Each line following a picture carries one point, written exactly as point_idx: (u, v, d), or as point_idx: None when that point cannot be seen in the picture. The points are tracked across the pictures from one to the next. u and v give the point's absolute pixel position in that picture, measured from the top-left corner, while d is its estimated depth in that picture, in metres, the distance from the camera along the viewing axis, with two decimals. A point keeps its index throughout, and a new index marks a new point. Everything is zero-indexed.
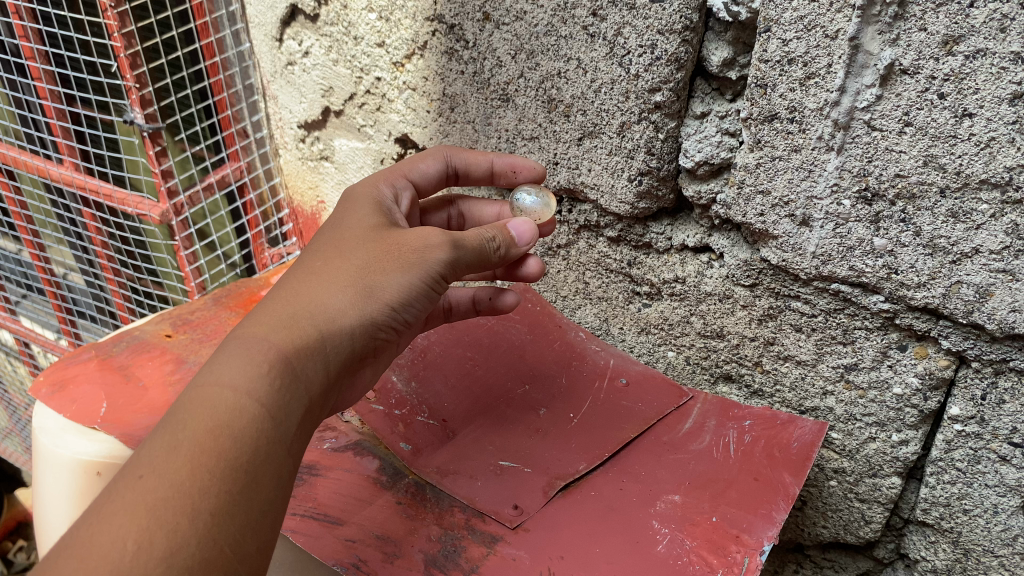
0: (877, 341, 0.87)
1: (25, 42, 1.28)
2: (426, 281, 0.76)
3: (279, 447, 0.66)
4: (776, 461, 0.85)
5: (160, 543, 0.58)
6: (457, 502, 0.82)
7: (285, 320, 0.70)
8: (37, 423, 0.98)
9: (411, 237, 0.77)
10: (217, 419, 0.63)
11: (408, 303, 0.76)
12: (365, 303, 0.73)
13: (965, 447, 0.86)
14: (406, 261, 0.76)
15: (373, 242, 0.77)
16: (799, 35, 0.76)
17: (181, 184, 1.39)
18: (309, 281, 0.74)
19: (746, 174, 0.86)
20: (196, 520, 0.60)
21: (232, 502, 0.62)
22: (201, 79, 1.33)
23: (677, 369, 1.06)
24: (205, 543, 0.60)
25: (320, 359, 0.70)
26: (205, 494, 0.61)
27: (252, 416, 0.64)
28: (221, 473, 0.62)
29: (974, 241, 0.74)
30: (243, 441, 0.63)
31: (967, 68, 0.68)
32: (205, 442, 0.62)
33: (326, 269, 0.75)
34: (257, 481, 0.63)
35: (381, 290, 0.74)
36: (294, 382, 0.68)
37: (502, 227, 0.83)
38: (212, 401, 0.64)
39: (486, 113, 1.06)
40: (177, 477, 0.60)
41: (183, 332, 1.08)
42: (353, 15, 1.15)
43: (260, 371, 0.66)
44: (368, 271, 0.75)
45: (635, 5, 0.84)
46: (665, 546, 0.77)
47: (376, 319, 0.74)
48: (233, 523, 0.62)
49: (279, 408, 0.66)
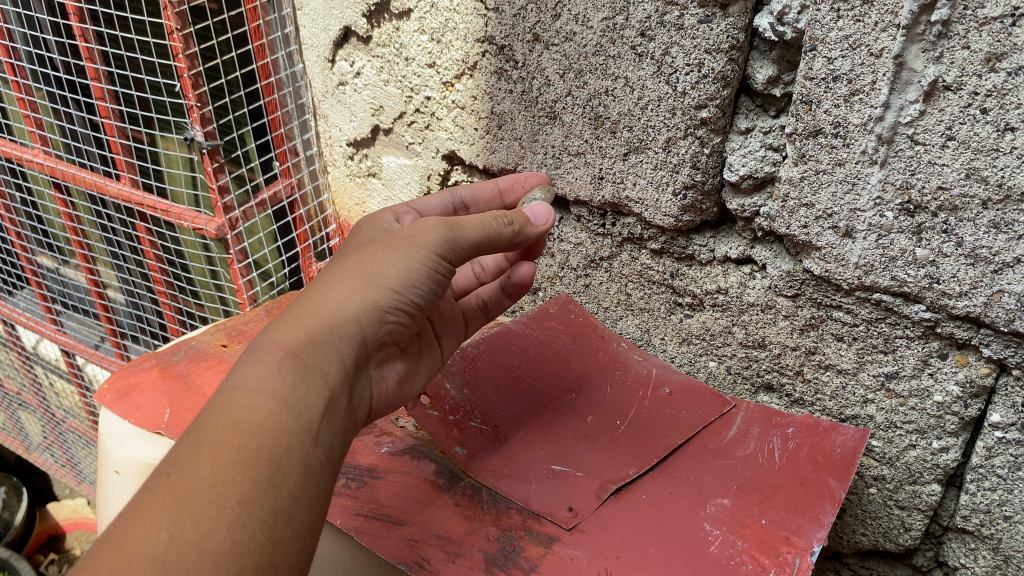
0: (918, 350, 0.89)
1: (90, 64, 1.33)
2: (425, 263, 0.77)
3: (301, 434, 0.65)
4: (821, 466, 0.87)
5: (191, 530, 0.57)
6: (514, 504, 0.85)
7: (292, 322, 0.71)
8: (104, 429, 1.03)
9: (404, 229, 0.79)
10: (235, 415, 0.63)
11: (411, 283, 0.76)
12: (367, 290, 0.74)
13: (1006, 454, 0.88)
14: (401, 247, 0.77)
15: (365, 244, 0.79)
16: (845, 53, 0.79)
17: (237, 200, 1.42)
18: (312, 290, 0.75)
19: (791, 187, 0.90)
20: (225, 507, 0.59)
21: (260, 487, 0.61)
22: (257, 98, 1.39)
23: (719, 379, 1.09)
24: (236, 528, 0.59)
25: (331, 350, 0.71)
26: (231, 483, 0.60)
27: (269, 409, 0.65)
28: (247, 461, 0.61)
29: (1016, 251, 0.77)
30: (264, 431, 0.63)
31: (1010, 84, 0.71)
32: (226, 437, 0.62)
33: (327, 275, 0.76)
34: (283, 467, 0.63)
35: (376, 274, 0.75)
36: (307, 375, 0.68)
37: (516, 212, 0.85)
38: (230, 402, 0.65)
39: (533, 130, 1.10)
40: (202, 471, 0.60)
41: (239, 341, 1.14)
42: (404, 37, 1.20)
43: (271, 368, 0.67)
44: (361, 266, 0.76)
45: (683, 25, 0.87)
46: (718, 546, 0.79)
47: (378, 303, 0.74)
48: (264, 508, 0.61)
49: (295, 398, 0.66)
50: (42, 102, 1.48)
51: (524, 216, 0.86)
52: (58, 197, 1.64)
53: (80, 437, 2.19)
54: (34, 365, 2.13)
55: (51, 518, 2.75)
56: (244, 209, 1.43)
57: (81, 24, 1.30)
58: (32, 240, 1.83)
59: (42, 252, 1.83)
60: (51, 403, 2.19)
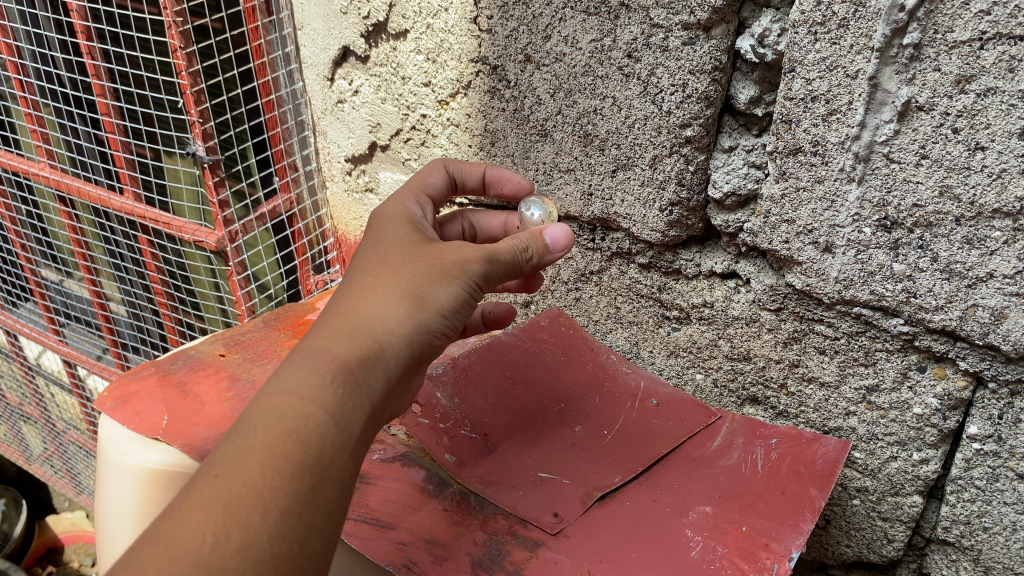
0: (897, 363, 0.92)
1: (96, 80, 1.37)
2: (468, 289, 0.79)
3: (345, 450, 0.67)
4: (803, 476, 0.89)
5: (234, 537, 0.61)
6: (501, 510, 0.88)
7: (345, 331, 0.71)
8: (103, 435, 1.06)
9: (451, 249, 0.80)
10: (285, 423, 0.65)
11: (454, 310, 0.77)
12: (418, 310, 0.75)
13: (984, 466, 0.90)
14: (449, 273, 0.78)
15: (411, 256, 0.79)
16: (822, 75, 0.82)
17: (237, 213, 1.46)
18: (364, 296, 0.75)
19: (773, 204, 0.92)
20: (267, 517, 0.62)
21: (301, 501, 0.63)
22: (257, 115, 1.42)
23: (705, 392, 1.11)
24: (275, 539, 0.62)
25: (381, 367, 0.72)
26: (276, 493, 0.63)
27: (318, 421, 0.66)
28: (292, 473, 0.63)
29: (988, 266, 0.79)
30: (311, 444, 0.65)
31: (979, 105, 0.74)
32: (274, 444, 0.64)
33: (378, 280, 0.76)
34: (324, 481, 0.65)
35: (428, 296, 0.76)
36: (357, 389, 0.69)
37: (534, 236, 0.84)
38: (280, 407, 0.66)
39: (525, 147, 1.13)
40: (250, 477, 0.62)
41: (236, 351, 1.17)
42: (401, 57, 1.23)
43: (324, 378, 0.68)
44: (414, 283, 0.76)
45: (668, 47, 0.91)
46: (698, 551, 0.81)
47: (426, 325, 0.75)
48: (302, 522, 0.63)
49: (342, 413, 0.67)
50: (48, 117, 1.52)
51: (544, 239, 0.84)
52: (63, 210, 1.68)
53: (80, 448, 2.21)
54: (36, 377, 2.17)
55: (51, 531, 2.78)
56: (244, 222, 1.47)
57: (88, 42, 1.34)
58: (37, 252, 1.86)
59: (46, 264, 1.86)
60: (52, 414, 2.22)
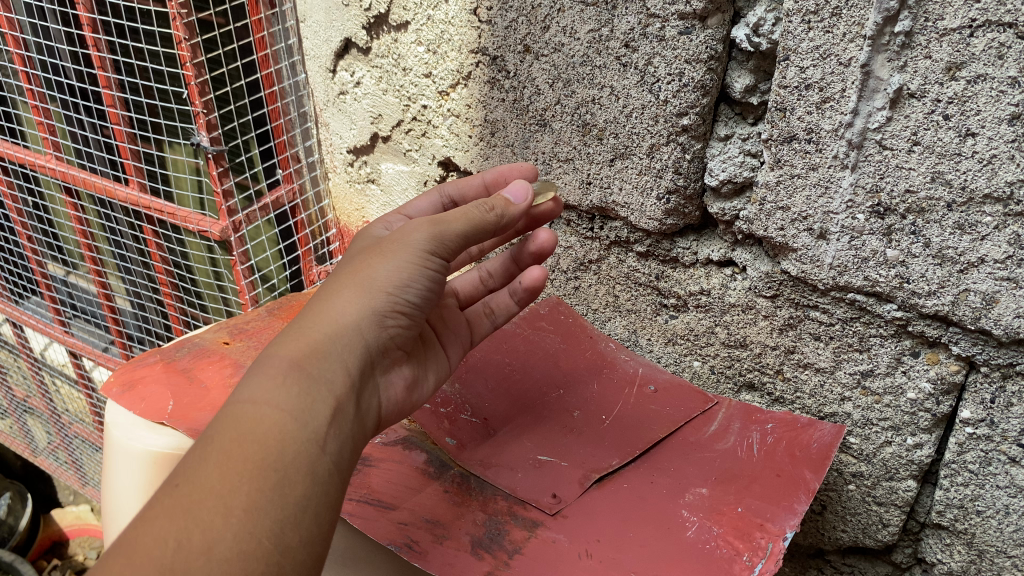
0: (891, 348, 0.93)
1: (102, 72, 1.39)
2: (416, 262, 0.79)
3: (308, 443, 0.68)
4: (798, 459, 0.90)
5: (198, 541, 0.61)
6: (500, 491, 0.90)
7: (296, 335, 0.74)
8: (110, 421, 1.08)
9: (395, 234, 0.82)
10: (240, 427, 0.67)
11: (405, 283, 0.79)
12: (364, 297, 0.77)
13: (977, 450, 0.92)
14: (392, 252, 0.79)
15: (362, 254, 0.82)
16: (815, 63, 0.84)
17: (240, 204, 1.47)
18: (314, 303, 0.78)
19: (768, 191, 0.94)
20: (230, 517, 0.63)
21: (265, 497, 0.65)
22: (260, 106, 1.43)
23: (702, 378, 1.13)
24: (242, 538, 0.63)
25: (335, 358, 0.74)
26: (238, 493, 0.64)
27: (274, 420, 0.68)
28: (251, 472, 0.65)
29: (979, 251, 0.81)
30: (270, 442, 0.67)
31: (969, 91, 0.75)
32: (232, 449, 0.66)
33: (327, 287, 0.80)
34: (290, 477, 0.66)
35: (372, 278, 0.78)
36: (312, 383, 0.71)
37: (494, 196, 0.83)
38: (237, 415, 0.68)
39: (524, 137, 1.14)
40: (209, 483, 0.64)
41: (240, 340, 1.19)
42: (402, 48, 1.25)
43: (276, 380, 0.70)
44: (357, 273, 0.79)
45: (664, 37, 0.92)
46: (694, 531, 0.83)
47: (376, 307, 0.77)
48: (270, 517, 0.64)
49: (300, 408, 0.69)
50: (55, 110, 1.54)
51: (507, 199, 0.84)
52: (69, 202, 1.70)
53: (86, 441, 2.24)
54: (42, 370, 2.19)
55: (54, 524, 2.80)
56: (248, 213, 1.48)
57: (94, 34, 1.36)
58: (43, 244, 1.88)
59: (53, 258, 1.89)
60: (58, 406, 2.24)
